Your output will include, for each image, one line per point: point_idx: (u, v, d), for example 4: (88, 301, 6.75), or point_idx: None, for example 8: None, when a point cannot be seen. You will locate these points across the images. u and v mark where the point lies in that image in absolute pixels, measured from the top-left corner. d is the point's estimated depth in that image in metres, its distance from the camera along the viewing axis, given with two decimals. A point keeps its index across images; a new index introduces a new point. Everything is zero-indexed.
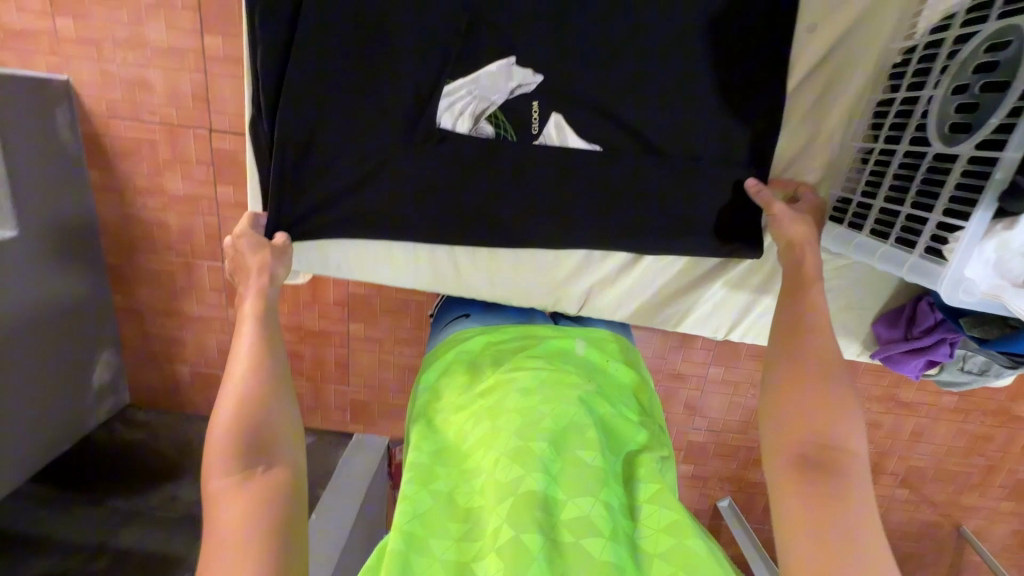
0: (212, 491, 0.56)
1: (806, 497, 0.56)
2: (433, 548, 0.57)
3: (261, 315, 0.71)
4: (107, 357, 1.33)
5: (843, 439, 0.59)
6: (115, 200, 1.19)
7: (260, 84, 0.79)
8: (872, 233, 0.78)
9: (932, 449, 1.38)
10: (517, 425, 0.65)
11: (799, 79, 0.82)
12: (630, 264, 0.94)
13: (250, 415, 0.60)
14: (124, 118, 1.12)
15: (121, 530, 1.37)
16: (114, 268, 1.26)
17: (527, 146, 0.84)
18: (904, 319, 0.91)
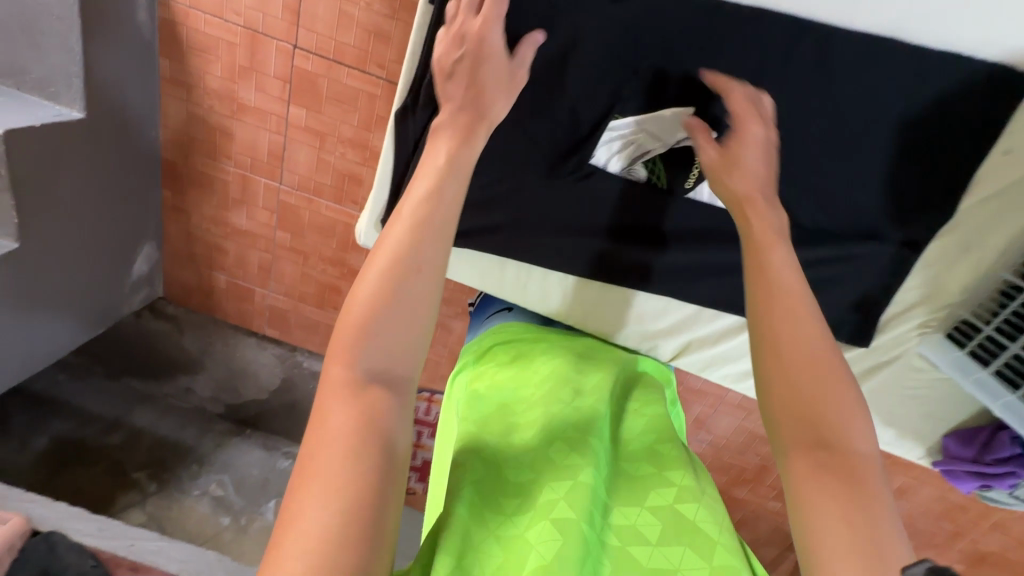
0: (327, 380, 0.45)
1: (835, 499, 0.46)
2: (483, 520, 0.53)
3: (456, 161, 0.57)
4: (147, 249, 1.33)
5: (858, 440, 0.50)
6: (181, 96, 1.14)
7: (426, 78, 0.80)
8: (998, 373, 0.80)
9: (907, 505, 1.46)
10: (574, 412, 0.63)
11: (971, 200, 0.80)
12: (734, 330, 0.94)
13: (404, 274, 0.49)
14: (205, 11, 1.04)
15: (135, 409, 1.45)
16: (169, 164, 1.23)
17: (676, 197, 0.82)
18: (978, 443, 0.93)
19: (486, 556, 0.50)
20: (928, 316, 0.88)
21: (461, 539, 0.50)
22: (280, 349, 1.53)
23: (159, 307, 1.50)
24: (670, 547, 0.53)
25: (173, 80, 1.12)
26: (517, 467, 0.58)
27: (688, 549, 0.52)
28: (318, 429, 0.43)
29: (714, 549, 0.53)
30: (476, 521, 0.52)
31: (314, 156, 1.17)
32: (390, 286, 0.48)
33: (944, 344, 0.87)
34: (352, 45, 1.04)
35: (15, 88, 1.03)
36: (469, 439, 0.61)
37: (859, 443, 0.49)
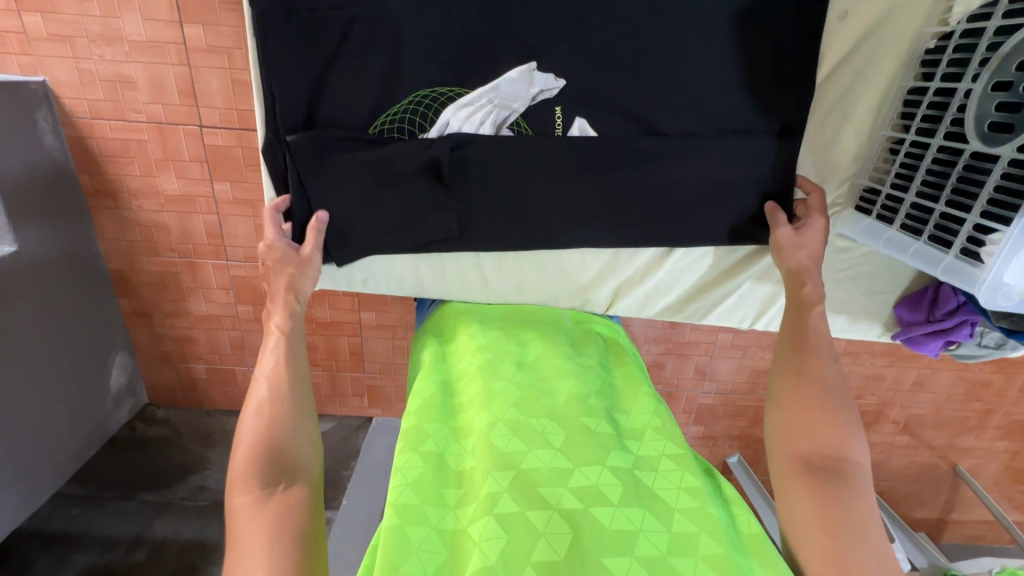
0: (238, 507, 0.63)
1: (810, 502, 0.63)
2: (431, 519, 0.59)
3: (286, 319, 0.79)
4: (121, 359, 1.32)
5: (852, 452, 0.66)
6: (110, 204, 1.16)
7: (279, 104, 0.81)
8: (903, 229, 0.78)
9: (931, 397, 1.43)
10: (516, 397, 0.71)
11: (828, 70, 0.82)
12: (654, 265, 0.94)
13: (268, 438, 0.68)
14: (108, 119, 1.07)
15: (153, 521, 1.41)
16: (117, 271, 1.24)
17: (553, 147, 0.84)
18: (926, 302, 0.91)
19: (433, 551, 0.56)
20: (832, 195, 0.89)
21: (406, 548, 0.55)
22: None
23: (150, 414, 1.54)
24: (630, 509, 0.58)
25: (98, 192, 1.15)
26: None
27: (646, 513, 0.58)
28: (243, 533, 0.61)
29: (672, 515, 0.59)
30: (421, 527, 0.58)
31: (251, 225, 1.19)
32: (264, 425, 0.69)
33: (854, 217, 0.87)
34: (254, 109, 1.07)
35: None
36: (413, 437, 0.67)
37: (856, 454, 0.66)
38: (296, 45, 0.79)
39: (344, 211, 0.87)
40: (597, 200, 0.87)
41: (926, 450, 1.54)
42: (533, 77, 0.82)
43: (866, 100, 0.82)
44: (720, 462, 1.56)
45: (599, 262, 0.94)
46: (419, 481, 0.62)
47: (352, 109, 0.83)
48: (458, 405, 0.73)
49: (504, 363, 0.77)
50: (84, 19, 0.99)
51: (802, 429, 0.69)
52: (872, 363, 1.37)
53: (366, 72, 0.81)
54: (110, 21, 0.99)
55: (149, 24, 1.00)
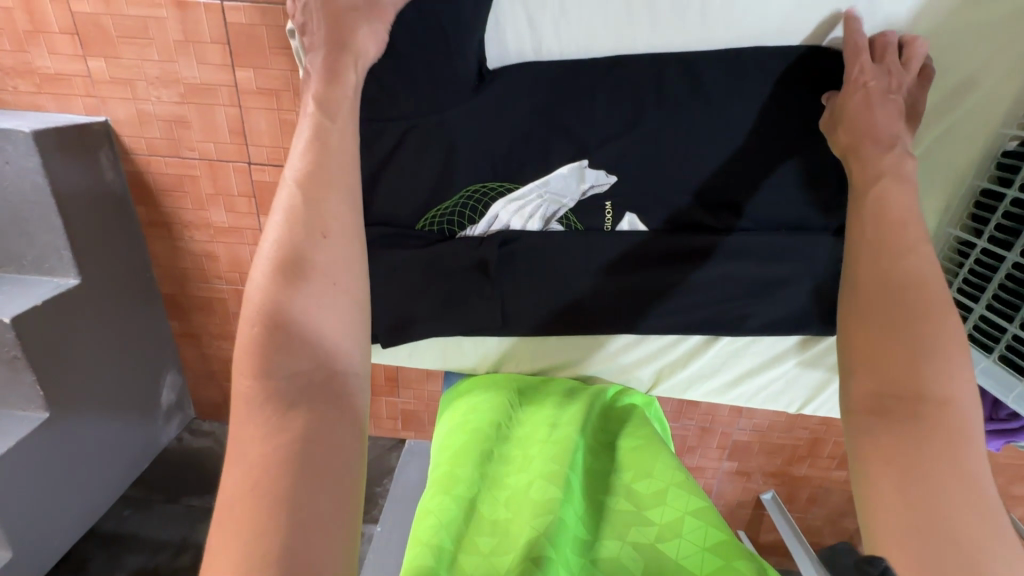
0: (237, 391, 0.55)
1: (890, 465, 0.52)
2: (463, 564, 0.61)
3: (317, 103, 0.68)
4: (171, 378, 1.38)
5: (939, 387, 0.54)
6: (164, 234, 1.21)
7: None
8: (974, 330, 0.87)
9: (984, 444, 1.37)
10: (549, 448, 0.74)
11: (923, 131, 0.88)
12: (700, 350, 0.95)
13: (280, 292, 0.57)
14: (164, 155, 1.12)
15: (198, 526, 1.49)
16: (170, 297, 1.29)
17: (602, 240, 0.88)
18: (988, 401, 0.92)
19: None
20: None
21: None
22: None
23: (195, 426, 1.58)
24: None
25: (153, 223, 1.20)
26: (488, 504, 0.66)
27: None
28: (225, 506, 0.49)
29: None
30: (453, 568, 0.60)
31: None
32: (290, 237, 0.59)
33: None
34: None
35: (16, 272, 1.09)
36: (448, 482, 0.71)
37: (947, 395, 0.54)
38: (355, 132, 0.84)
39: (391, 294, 0.88)
40: (638, 287, 0.90)
41: None
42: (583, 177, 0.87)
43: (947, 168, 0.90)
44: (752, 496, 1.53)
45: (641, 348, 0.95)
46: (452, 523, 0.65)
47: (406, 198, 0.88)
48: (492, 454, 0.76)
49: (539, 423, 0.80)
50: (143, 64, 1.04)
51: (886, 355, 0.57)
52: None
53: (425, 169, 0.87)
54: (167, 65, 1.04)
55: (203, 67, 1.03)
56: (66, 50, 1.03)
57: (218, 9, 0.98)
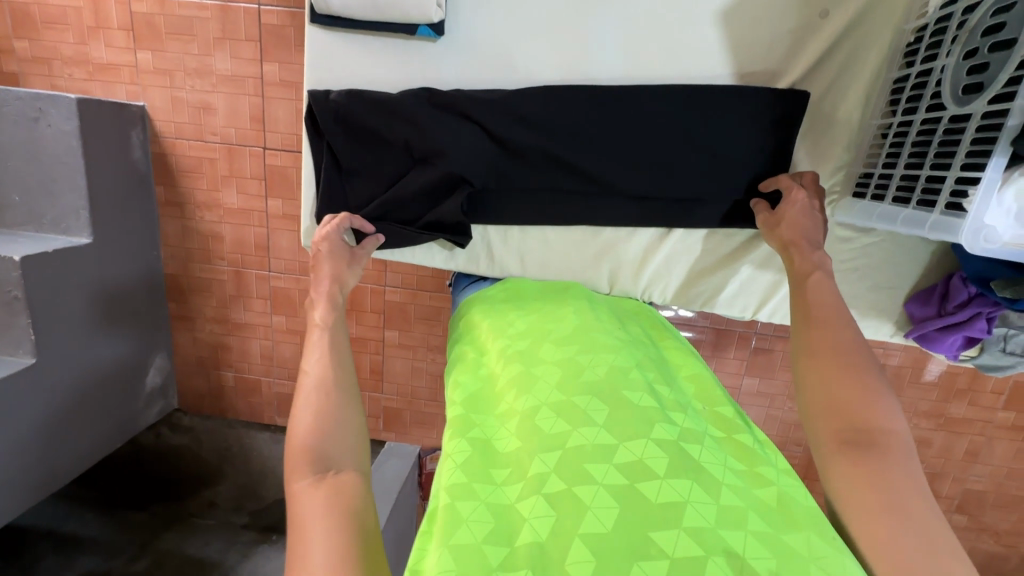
0: (294, 493, 0.54)
1: (855, 485, 0.52)
2: (474, 500, 0.56)
3: (331, 289, 0.76)
4: (159, 361, 1.40)
5: (883, 418, 0.55)
6: (177, 213, 1.30)
7: (320, 91, 0.84)
8: (894, 202, 0.71)
9: (990, 470, 1.30)
10: (557, 377, 0.66)
11: (823, 51, 0.77)
12: (652, 246, 0.88)
13: (327, 422, 0.59)
14: (189, 139, 1.24)
15: (160, 535, 1.36)
16: (172, 277, 1.35)
17: (571, 116, 0.81)
18: (936, 296, 0.81)
19: (473, 527, 0.53)
20: (829, 182, 0.82)
21: (455, 527, 0.53)
22: None
23: (176, 420, 1.52)
24: (675, 480, 0.53)
25: (168, 202, 1.29)
26: (506, 446, 0.61)
27: (693, 483, 0.53)
28: (307, 540, 0.49)
29: (722, 489, 0.54)
30: (470, 501, 0.55)
31: (295, 239, 1.29)
32: (317, 398, 0.62)
33: (853, 205, 0.79)
34: None
35: (34, 231, 1.16)
36: (458, 426, 0.65)
37: (886, 421, 0.55)
38: (332, 23, 0.81)
39: (372, 178, 0.87)
40: (618, 172, 0.83)
41: (988, 536, 1.36)
42: (531, 64, 0.81)
43: (866, 76, 0.77)
44: None
45: (603, 235, 0.88)
46: (465, 463, 0.60)
47: (382, 81, 0.84)
48: (498, 387, 0.70)
49: (546, 341, 0.73)
50: (184, 57, 1.18)
51: (833, 405, 0.58)
52: (917, 426, 1.28)
53: (388, 54, 0.83)
54: (205, 58, 1.18)
55: (236, 61, 1.17)
56: (120, 44, 1.19)
57: (256, 12, 1.14)
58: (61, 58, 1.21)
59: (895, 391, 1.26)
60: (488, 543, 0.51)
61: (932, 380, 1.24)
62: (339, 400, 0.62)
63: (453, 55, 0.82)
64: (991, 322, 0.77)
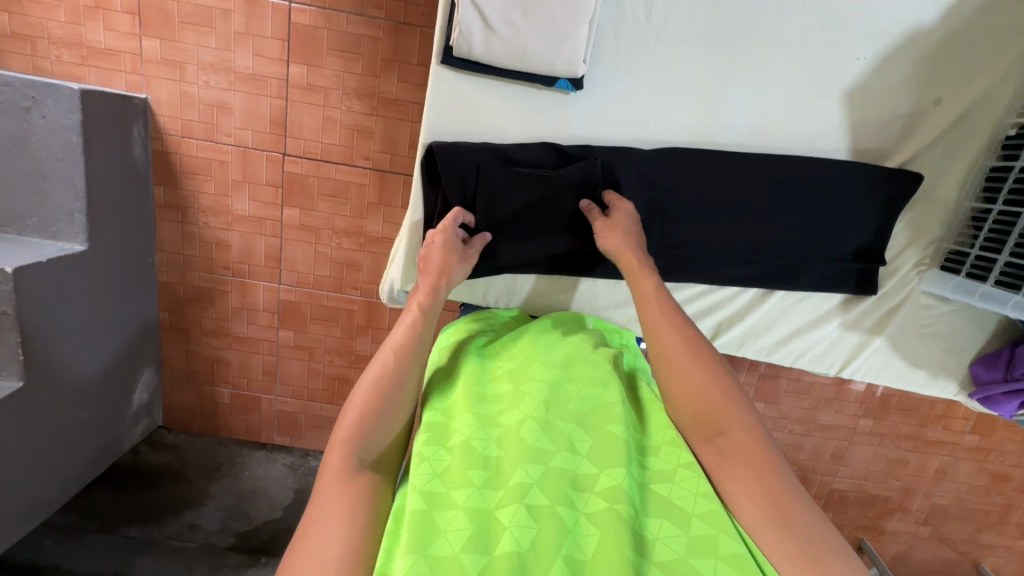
0: (328, 464, 0.62)
1: (743, 484, 0.63)
2: (453, 503, 0.58)
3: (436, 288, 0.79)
4: (147, 376, 1.28)
5: (731, 419, 0.68)
6: (178, 217, 1.19)
7: (444, 145, 0.84)
8: (998, 284, 0.83)
9: (954, 486, 1.44)
10: (544, 396, 0.71)
11: (926, 138, 0.88)
12: (756, 302, 0.95)
13: (372, 414, 0.67)
14: (197, 138, 1.13)
15: (135, 560, 1.23)
16: (167, 285, 1.24)
17: (694, 181, 0.88)
18: (1003, 362, 0.92)
19: (452, 532, 0.55)
20: (920, 255, 0.93)
21: (434, 528, 0.55)
22: (292, 457, 1.42)
23: (157, 438, 1.39)
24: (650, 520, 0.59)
25: (168, 205, 1.18)
26: (484, 451, 0.65)
27: (667, 521, 0.59)
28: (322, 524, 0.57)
29: (690, 519, 0.59)
30: (447, 511, 0.57)
31: (311, 252, 1.22)
32: (382, 385, 0.69)
33: (939, 276, 0.91)
34: (338, 144, 1.14)
35: (16, 233, 1.03)
36: (438, 433, 0.67)
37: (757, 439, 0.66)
38: (466, 66, 0.82)
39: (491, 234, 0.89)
40: (727, 232, 0.90)
41: (946, 544, 1.52)
42: (663, 127, 0.88)
43: (958, 163, 0.89)
44: None
45: (711, 295, 0.94)
46: (445, 471, 0.62)
47: (509, 136, 0.88)
48: (487, 398, 0.73)
49: (532, 362, 0.78)
50: (199, 50, 1.08)
51: (702, 412, 0.70)
52: (897, 447, 1.40)
53: (522, 104, 0.86)
54: (223, 53, 1.08)
55: (259, 59, 1.09)
56: (122, 28, 1.07)
57: (285, 9, 1.06)
58: (47, 37, 1.07)
59: (882, 417, 1.37)
60: (466, 552, 0.53)
61: (914, 406, 1.36)
62: (393, 400, 0.69)
63: (592, 109, 0.87)
64: None
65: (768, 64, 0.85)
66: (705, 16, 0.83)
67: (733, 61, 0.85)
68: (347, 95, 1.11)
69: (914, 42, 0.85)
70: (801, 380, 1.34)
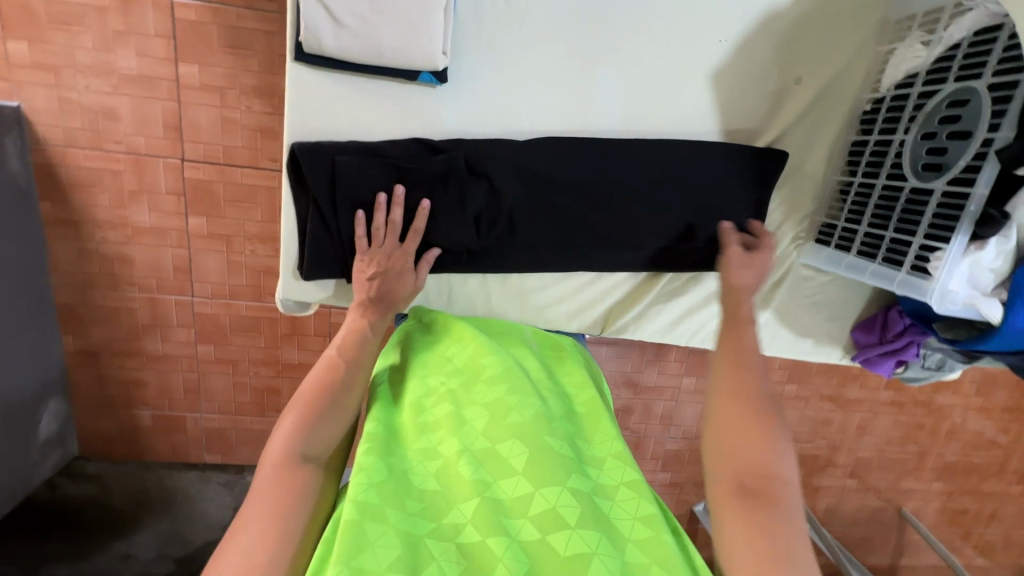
0: (262, 476, 0.60)
1: (747, 532, 0.57)
2: (390, 524, 0.57)
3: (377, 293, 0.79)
4: (55, 406, 1.20)
5: (774, 468, 0.61)
6: (71, 233, 1.11)
7: (304, 146, 0.82)
8: (860, 254, 0.87)
9: (874, 439, 1.54)
10: (485, 418, 0.69)
11: (792, 115, 0.91)
12: (646, 286, 0.98)
13: (313, 421, 0.64)
14: (83, 147, 1.05)
15: None
16: (66, 307, 1.16)
17: (564, 169, 0.88)
18: (878, 325, 0.98)
19: (383, 552, 0.53)
20: (796, 229, 0.97)
21: (364, 545, 0.54)
22: (225, 475, 1.35)
23: (76, 469, 1.29)
24: (586, 533, 0.57)
25: (58, 220, 1.09)
26: None
27: (603, 537, 0.57)
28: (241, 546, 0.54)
29: (625, 542, 0.59)
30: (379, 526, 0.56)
31: (224, 261, 1.16)
32: (325, 391, 0.66)
33: (814, 249, 0.95)
34: (241, 146, 1.08)
35: None
36: (378, 450, 0.66)
37: (778, 455, 0.62)
38: (321, 64, 0.80)
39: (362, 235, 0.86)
40: (603, 218, 0.91)
41: (871, 493, 1.62)
42: (538, 115, 0.88)
43: (823, 140, 0.93)
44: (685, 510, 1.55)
45: (603, 281, 0.98)
46: (381, 486, 0.61)
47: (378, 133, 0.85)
48: (430, 419, 0.71)
49: (477, 377, 0.75)
50: (75, 51, 1.00)
51: (741, 458, 0.62)
52: (820, 408, 1.48)
53: (389, 98, 0.84)
54: (103, 54, 1.01)
55: (144, 59, 1.02)
56: None
57: (167, 4, 0.99)
58: None
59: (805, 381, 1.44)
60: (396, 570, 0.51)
61: (833, 368, 1.44)
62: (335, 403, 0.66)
63: (463, 100, 0.86)
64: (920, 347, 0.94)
65: (635, 47, 0.86)
66: (566, 6, 0.83)
67: (599, 45, 0.85)
68: (245, 94, 1.05)
69: (771, 21, 0.87)
70: None
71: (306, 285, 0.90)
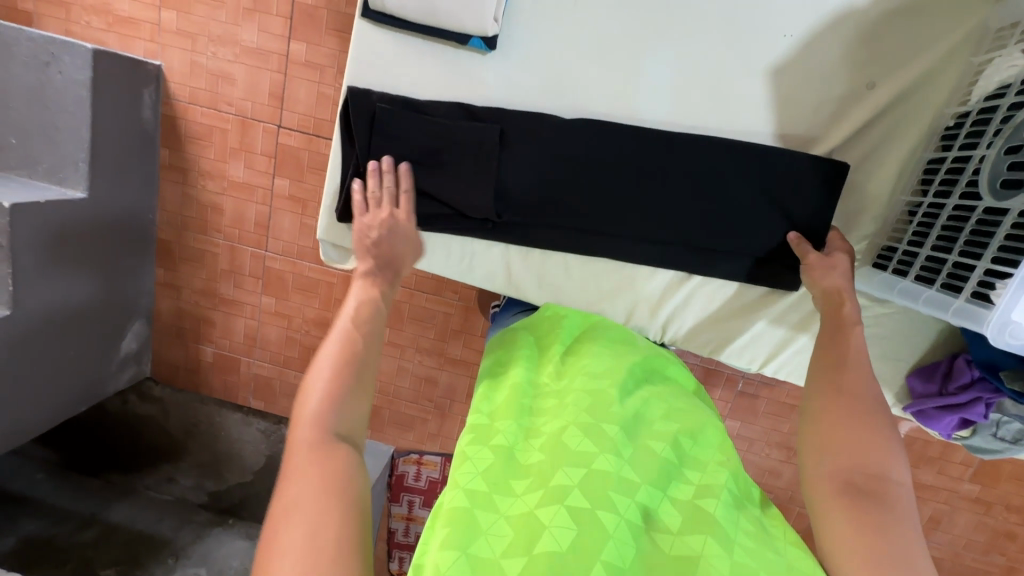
0: (297, 445, 0.55)
1: (846, 527, 0.54)
2: (500, 507, 0.50)
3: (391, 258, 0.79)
4: (137, 327, 1.36)
5: (888, 471, 0.58)
6: (180, 179, 1.26)
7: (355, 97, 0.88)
8: (917, 279, 0.80)
9: (949, 538, 1.33)
10: (586, 397, 0.60)
11: (861, 120, 0.85)
12: (674, 287, 0.95)
13: (344, 379, 0.60)
14: (202, 106, 1.21)
15: (112, 505, 1.31)
16: (165, 242, 1.32)
17: (602, 153, 0.88)
18: (939, 375, 0.90)
19: (495, 537, 0.47)
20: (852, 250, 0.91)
21: (475, 531, 0.48)
22: (265, 423, 1.42)
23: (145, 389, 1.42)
24: (693, 536, 0.49)
25: (171, 166, 1.26)
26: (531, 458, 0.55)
27: (710, 537, 0.49)
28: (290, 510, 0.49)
29: (734, 543, 0.49)
30: (488, 512, 0.50)
31: (297, 223, 1.26)
32: (344, 350, 0.63)
33: (870, 274, 0.89)
34: (329, 120, 1.19)
35: (27, 176, 1.12)
36: (475, 434, 0.59)
37: (896, 473, 0.58)
38: (382, 23, 0.85)
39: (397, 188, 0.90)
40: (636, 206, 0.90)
41: None
42: (587, 94, 0.88)
43: (893, 153, 0.86)
44: None
45: (628, 270, 0.95)
46: (489, 470, 0.54)
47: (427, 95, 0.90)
48: (535, 405, 0.63)
49: (581, 363, 0.67)
50: (210, 22, 1.15)
51: (849, 455, 0.59)
52: None
53: (444, 61, 0.88)
54: (232, 28, 1.15)
55: (263, 35, 1.15)
56: None
57: None
58: (80, 4, 1.17)
59: None
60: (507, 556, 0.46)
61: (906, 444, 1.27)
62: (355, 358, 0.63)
63: (513, 70, 0.88)
64: (988, 407, 0.84)
65: (694, 35, 0.84)
66: None
67: (656, 28, 0.84)
68: (341, 73, 1.16)
69: (847, 19, 0.82)
70: (781, 401, 1.26)
71: (340, 228, 0.95)
